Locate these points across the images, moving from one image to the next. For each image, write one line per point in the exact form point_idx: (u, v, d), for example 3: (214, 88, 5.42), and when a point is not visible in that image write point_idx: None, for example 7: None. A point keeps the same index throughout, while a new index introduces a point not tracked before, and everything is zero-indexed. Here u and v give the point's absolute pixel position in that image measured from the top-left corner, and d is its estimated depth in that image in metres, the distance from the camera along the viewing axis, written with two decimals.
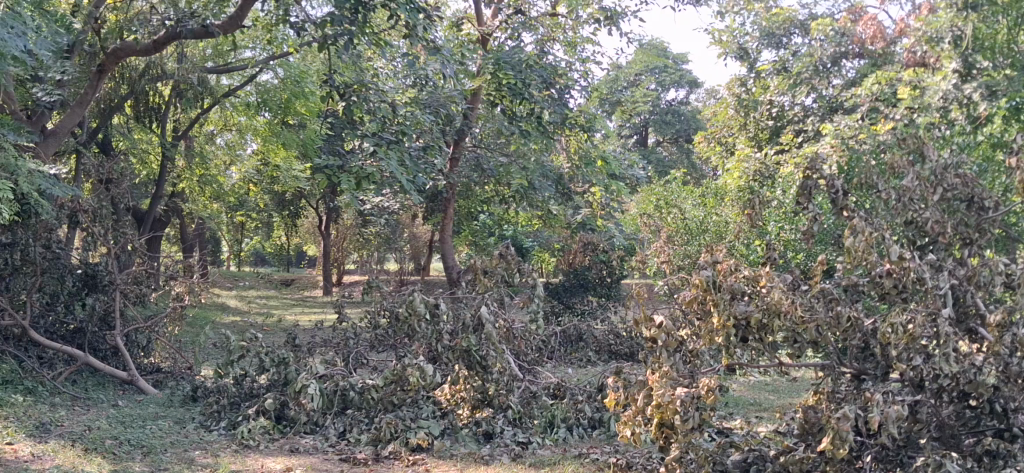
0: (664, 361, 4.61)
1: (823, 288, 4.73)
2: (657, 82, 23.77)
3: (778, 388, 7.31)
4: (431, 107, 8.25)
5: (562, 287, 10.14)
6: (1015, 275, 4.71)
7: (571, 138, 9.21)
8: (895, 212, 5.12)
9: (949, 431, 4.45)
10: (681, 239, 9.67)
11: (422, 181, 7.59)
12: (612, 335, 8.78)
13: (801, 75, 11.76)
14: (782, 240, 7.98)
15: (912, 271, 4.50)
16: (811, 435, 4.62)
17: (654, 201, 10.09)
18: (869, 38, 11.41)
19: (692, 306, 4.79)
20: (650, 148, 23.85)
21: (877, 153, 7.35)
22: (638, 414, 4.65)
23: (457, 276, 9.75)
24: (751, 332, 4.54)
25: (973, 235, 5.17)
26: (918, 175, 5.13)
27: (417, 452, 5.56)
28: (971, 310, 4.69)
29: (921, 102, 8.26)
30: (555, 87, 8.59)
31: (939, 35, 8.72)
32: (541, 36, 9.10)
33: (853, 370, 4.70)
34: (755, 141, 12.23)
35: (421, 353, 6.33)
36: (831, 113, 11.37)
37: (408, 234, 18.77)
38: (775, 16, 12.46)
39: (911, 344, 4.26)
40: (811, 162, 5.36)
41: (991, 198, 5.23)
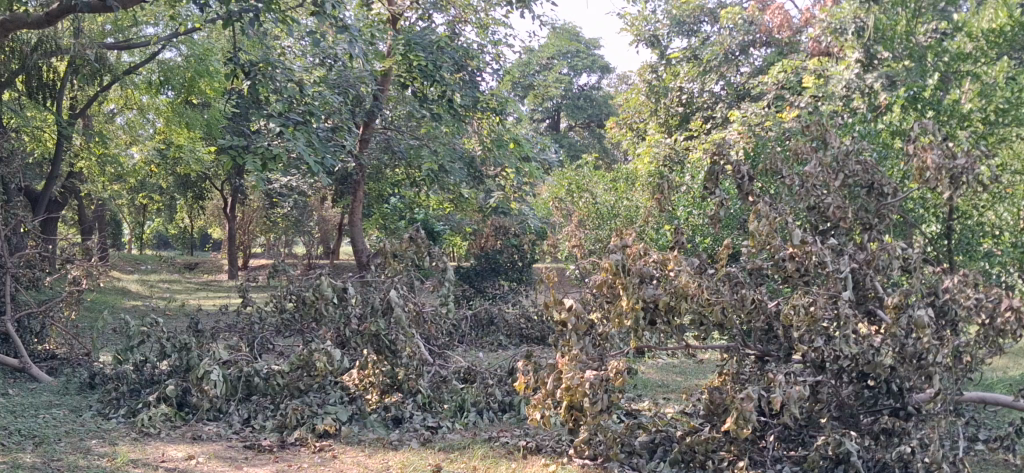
0: (574, 344, 4.62)
1: (728, 272, 4.85)
2: (570, 66, 23.91)
3: (686, 370, 7.43)
4: (340, 87, 8.29)
5: (473, 271, 9.83)
6: (911, 259, 4.86)
7: (483, 121, 9.13)
8: (798, 198, 5.24)
9: (848, 411, 4.60)
10: (593, 224, 9.76)
11: (330, 163, 7.48)
12: (523, 320, 8.73)
13: (711, 63, 11.98)
14: (690, 224, 8.08)
15: (814, 255, 4.61)
16: (717, 416, 4.70)
17: (566, 185, 10.18)
18: (776, 27, 11.69)
19: (601, 289, 4.73)
20: (562, 132, 23.98)
21: (782, 139, 7.53)
22: (547, 397, 4.63)
23: (367, 259, 9.63)
24: (659, 315, 4.59)
25: (872, 220, 5.31)
26: (820, 161, 5.26)
27: (324, 439, 5.48)
28: (869, 293, 4.84)
29: (826, 89, 8.52)
30: (466, 70, 8.56)
31: (842, 25, 9.13)
32: (452, 18, 9.04)
33: (757, 353, 4.82)
34: (666, 128, 12.35)
35: (330, 338, 6.25)
36: (739, 101, 11.60)
37: (317, 217, 18.49)
38: (685, 5, 12.67)
39: (812, 326, 4.35)
40: (718, 148, 5.46)
41: (889, 184, 5.38)
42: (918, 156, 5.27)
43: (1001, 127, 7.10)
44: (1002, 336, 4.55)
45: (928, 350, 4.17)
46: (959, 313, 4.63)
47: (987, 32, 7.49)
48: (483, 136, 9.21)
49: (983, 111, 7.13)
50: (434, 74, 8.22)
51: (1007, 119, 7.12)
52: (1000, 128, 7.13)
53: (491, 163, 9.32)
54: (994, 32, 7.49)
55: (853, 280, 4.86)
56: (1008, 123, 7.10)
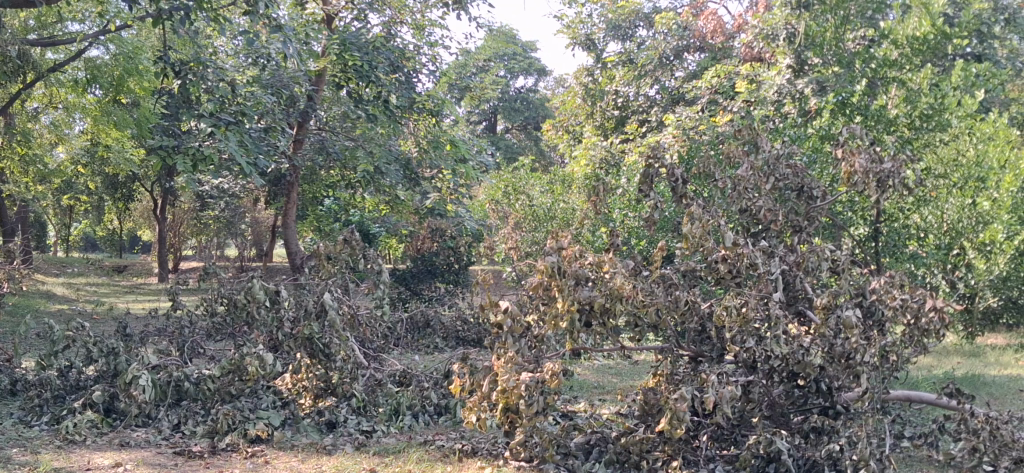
0: (510, 346, 4.58)
1: (663, 274, 4.90)
2: (506, 68, 23.99)
3: (621, 371, 7.49)
4: (273, 86, 8.18)
5: (409, 273, 9.67)
6: (839, 261, 5.02)
7: (419, 122, 9.11)
8: (731, 201, 5.33)
9: (779, 410, 4.67)
10: (529, 225, 9.80)
11: (263, 164, 7.38)
12: (459, 322, 8.76)
13: (645, 67, 12.10)
14: (626, 226, 8.13)
15: (746, 257, 4.68)
16: (651, 416, 4.74)
17: (502, 187, 10.18)
18: (710, 32, 12.11)
19: (537, 292, 4.69)
20: (498, 134, 24.01)
21: (716, 143, 7.61)
22: (483, 400, 4.61)
23: (301, 261, 9.52)
24: (594, 317, 4.58)
25: (802, 222, 5.43)
26: (753, 165, 5.34)
27: (256, 444, 5.40)
28: (800, 294, 4.93)
29: (759, 95, 8.64)
30: (403, 70, 8.49)
31: (773, 32, 9.12)
32: (387, 18, 8.99)
33: (690, 353, 4.90)
34: (601, 131, 12.43)
35: (262, 342, 6.15)
36: (673, 105, 11.75)
37: (250, 218, 18.22)
38: (620, 9, 12.75)
39: (744, 327, 4.42)
40: (652, 151, 5.50)
41: (819, 187, 5.52)
42: (846, 160, 5.37)
43: (925, 132, 7.49)
44: (926, 336, 4.68)
45: (856, 350, 4.28)
46: (886, 313, 4.74)
47: (912, 40, 7.85)
48: (419, 137, 9.18)
49: (908, 117, 7.44)
50: (369, 74, 8.21)
51: (931, 124, 7.50)
52: (925, 132, 7.51)
53: (427, 164, 9.22)
54: (918, 39, 7.83)
55: (784, 282, 4.95)
56: (931, 128, 7.50)
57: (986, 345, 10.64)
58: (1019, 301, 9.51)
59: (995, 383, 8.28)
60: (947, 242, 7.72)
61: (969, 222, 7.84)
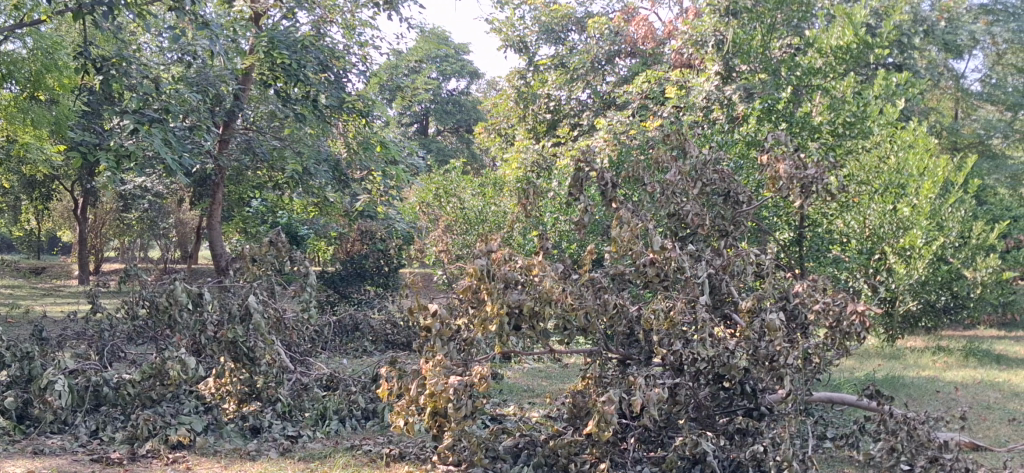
0: (438, 350, 4.55)
1: (591, 277, 4.93)
2: (438, 70, 23.93)
3: (551, 374, 7.49)
4: (199, 85, 7.94)
5: (338, 276, 9.78)
6: (763, 265, 5.11)
7: (350, 123, 9.06)
8: (659, 205, 5.39)
9: (705, 412, 4.73)
10: (460, 229, 9.76)
11: (188, 162, 7.21)
12: (389, 325, 8.69)
13: (577, 71, 12.18)
14: (557, 230, 8.12)
15: (674, 261, 4.73)
16: (579, 419, 4.76)
17: (433, 189, 10.04)
18: (641, 37, 12.10)
19: (466, 295, 4.66)
20: (430, 137, 23.90)
21: (645, 148, 7.69)
22: (411, 404, 4.56)
23: (226, 264, 9.35)
24: (524, 320, 4.56)
25: (729, 227, 5.56)
26: (681, 170, 5.41)
27: (177, 450, 5.27)
28: (726, 298, 5.01)
29: (687, 101, 8.41)
30: (332, 70, 8.39)
31: (703, 39, 9.02)
32: (317, 17, 8.86)
33: (619, 356, 4.92)
34: (533, 134, 12.30)
35: (184, 346, 6.01)
36: (605, 109, 11.78)
37: (174, 219, 17.85)
38: (554, 12, 12.86)
39: (671, 330, 4.46)
40: (583, 155, 5.54)
41: (745, 192, 5.61)
42: (771, 166, 5.49)
43: (848, 139, 7.82)
44: (847, 338, 4.79)
45: (780, 352, 4.38)
46: (808, 316, 4.84)
47: (836, 50, 8.12)
48: (349, 139, 9.11)
49: (832, 124, 7.75)
50: (297, 72, 8.02)
51: (854, 131, 7.80)
52: (847, 139, 7.82)
53: (357, 165, 9.08)
54: (842, 49, 8.10)
55: (710, 285, 5.01)
56: (853, 136, 7.81)
57: (905, 348, 10.95)
58: (936, 305, 9.77)
59: (913, 385, 8.52)
60: (868, 248, 8.18)
61: (889, 227, 8.09)
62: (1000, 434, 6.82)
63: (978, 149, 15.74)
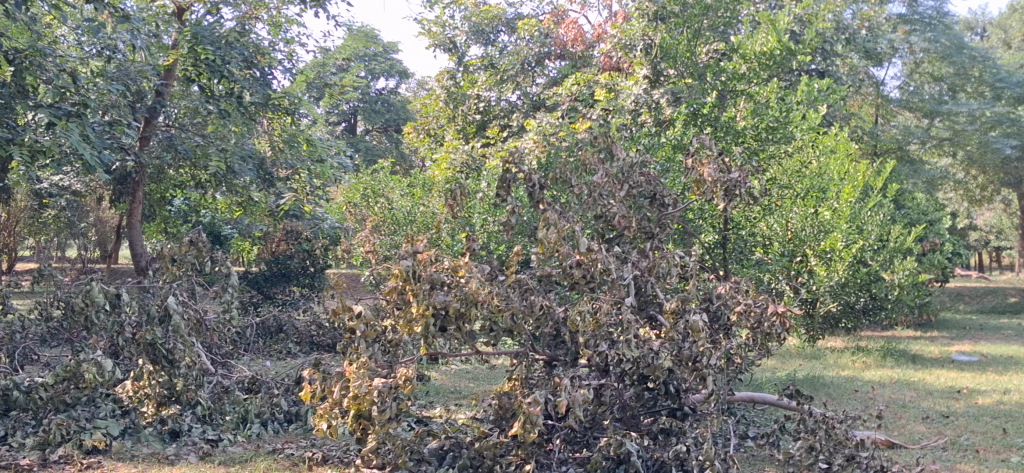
0: (362, 352, 4.49)
1: (518, 279, 4.92)
2: (367, 70, 23.81)
3: (478, 376, 7.49)
4: (119, 80, 7.78)
5: (262, 276, 10.13)
6: (687, 267, 5.16)
7: (275, 121, 8.93)
8: (586, 207, 5.44)
9: (630, 412, 4.77)
10: (388, 229, 9.67)
11: (107, 159, 7.01)
12: (314, 327, 8.69)
13: (507, 72, 12.27)
14: (486, 231, 8.08)
15: (599, 262, 4.77)
16: (505, 420, 4.76)
17: (361, 190, 9.90)
18: (570, 40, 12.12)
19: (390, 296, 4.60)
20: (358, 136, 23.74)
21: (573, 150, 7.72)
22: (334, 406, 4.50)
23: (147, 263, 9.12)
24: (450, 322, 4.55)
25: (654, 229, 5.60)
26: (608, 172, 5.44)
27: (92, 455, 5.12)
28: (650, 299, 5.08)
29: (617, 103, 8.57)
30: (257, 66, 8.28)
31: (632, 43, 9.07)
32: (243, 13, 8.68)
33: (545, 357, 4.94)
34: (463, 134, 12.21)
35: (101, 348, 5.85)
36: (535, 110, 11.85)
37: (93, 218, 17.38)
38: (483, 13, 12.86)
39: (597, 331, 4.48)
40: (511, 157, 5.54)
41: (670, 195, 5.69)
42: (696, 169, 5.57)
43: (770, 144, 7.86)
44: (768, 339, 4.90)
45: (703, 353, 4.46)
46: (731, 317, 4.91)
47: (759, 55, 8.25)
48: (274, 138, 8.97)
49: (755, 129, 7.82)
50: (221, 69, 7.93)
51: (776, 136, 7.86)
52: (770, 144, 7.88)
53: (282, 165, 8.99)
54: (765, 55, 8.23)
55: (636, 286, 5.06)
56: (776, 141, 7.87)
57: (825, 349, 11.20)
58: (856, 306, 9.99)
59: (832, 384, 8.73)
60: (790, 250, 8.30)
61: (810, 230, 8.28)
62: (914, 431, 7.01)
63: (898, 154, 16.18)
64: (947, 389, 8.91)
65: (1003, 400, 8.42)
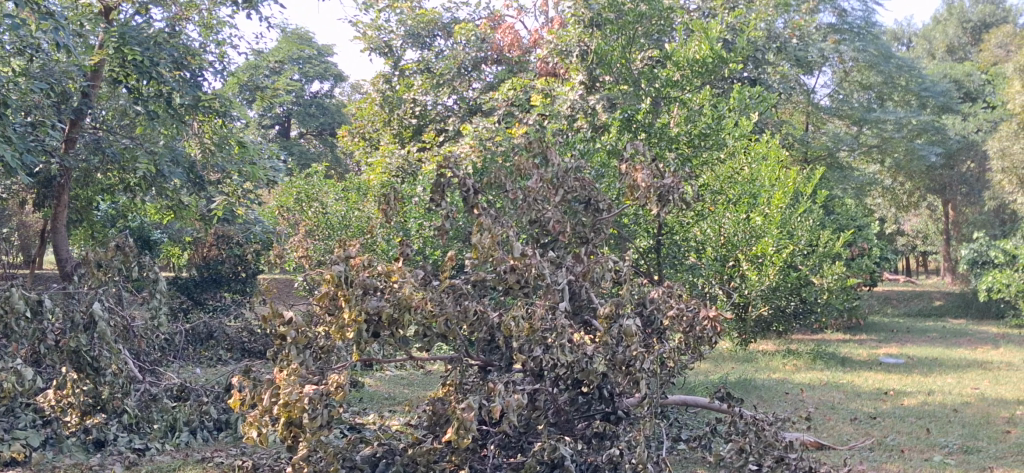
0: (293, 358, 4.43)
1: (452, 284, 4.88)
2: (301, 72, 23.55)
3: (413, 382, 7.45)
4: (43, 79, 7.56)
5: (192, 282, 10.22)
6: (621, 272, 5.18)
7: (204, 123, 8.71)
8: (520, 211, 5.40)
9: (565, 416, 4.79)
10: (323, 233, 9.68)
11: (29, 161, 6.81)
12: (245, 333, 8.50)
13: (444, 76, 12.08)
14: (421, 235, 7.98)
15: (534, 267, 4.77)
16: (439, 426, 4.70)
17: (294, 193, 9.91)
18: (507, 45, 12.53)
19: (322, 302, 4.55)
20: (292, 140, 23.47)
21: (508, 155, 7.71)
22: (263, 414, 4.36)
23: (71, 269, 8.88)
24: (382, 328, 4.48)
25: (588, 234, 5.70)
26: (542, 177, 5.46)
27: (10, 467, 4.97)
28: (584, 304, 5.11)
29: (551, 109, 8.42)
30: (187, 68, 8.14)
31: (568, 49, 9.10)
32: (173, 14, 8.56)
33: (480, 363, 4.93)
34: (398, 139, 12.14)
35: (22, 357, 5.70)
36: (471, 115, 11.85)
37: (15, 222, 16.88)
38: (420, 17, 12.76)
39: (532, 335, 4.46)
40: (446, 161, 5.50)
41: (605, 200, 5.73)
42: (630, 175, 5.61)
43: (703, 150, 7.98)
44: (700, 343, 4.99)
45: (636, 357, 4.51)
46: (664, 322, 4.92)
47: (692, 63, 8.32)
48: (204, 140, 8.71)
49: (688, 135, 7.91)
50: (149, 70, 7.74)
51: (708, 142, 7.98)
52: (703, 150, 8.00)
53: (212, 167, 8.70)
54: (697, 63, 8.30)
55: (570, 291, 5.07)
56: (708, 147, 7.98)
57: (757, 352, 11.39)
58: (786, 310, 10.22)
59: (763, 387, 8.87)
60: (722, 255, 8.51)
61: (742, 235, 8.43)
62: (842, 432, 7.16)
63: (829, 161, 16.45)
64: (874, 391, 9.12)
65: (928, 401, 8.65)
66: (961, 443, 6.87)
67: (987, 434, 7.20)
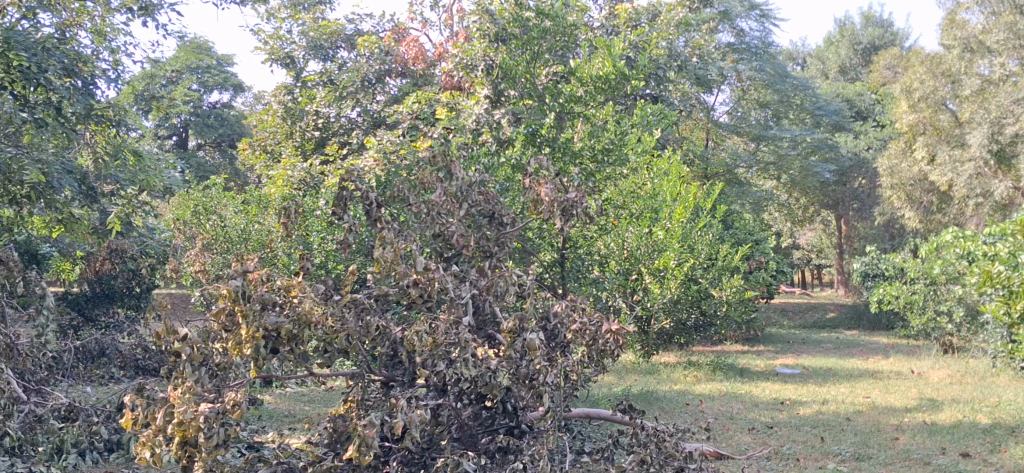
0: (188, 376, 4.23)
1: (354, 298, 4.79)
2: (200, 82, 23.01)
3: (314, 398, 7.35)
4: None
5: (84, 297, 9.99)
6: (525, 286, 5.18)
7: (97, 132, 8.35)
8: (424, 224, 5.40)
9: (468, 431, 4.76)
10: (221, 247, 9.46)
11: None
12: (139, 350, 8.28)
13: (347, 89, 12.00)
14: (323, 249, 7.89)
15: (437, 281, 4.74)
16: (340, 444, 4.62)
17: (191, 206, 9.80)
18: (411, 58, 12.42)
19: (218, 318, 4.37)
20: (190, 152, 22.91)
21: (413, 169, 7.65)
22: (156, 434, 4.18)
23: None
24: (282, 343, 4.38)
25: (492, 248, 5.62)
26: (445, 190, 5.43)
27: None
28: (488, 318, 5.08)
29: (457, 122, 8.35)
30: (78, 75, 7.86)
31: (472, 63, 9.07)
32: (63, 20, 8.24)
33: (382, 378, 4.85)
34: (301, 151, 11.94)
35: None
36: (375, 128, 11.70)
37: None
38: (322, 28, 12.64)
39: (435, 350, 4.40)
40: (348, 175, 5.43)
41: (509, 214, 5.77)
42: (533, 189, 5.61)
43: (606, 166, 8.05)
44: (602, 355, 5.02)
45: (539, 371, 4.50)
46: (567, 335, 4.96)
47: (594, 79, 8.47)
48: (97, 150, 8.31)
49: (592, 150, 7.97)
50: (37, 76, 7.37)
51: (611, 158, 8.05)
52: (606, 166, 8.06)
53: (106, 178, 8.40)
54: (600, 79, 8.47)
55: (474, 306, 5.05)
56: (611, 162, 8.06)
57: (659, 364, 11.56)
58: (687, 323, 10.51)
59: (665, 398, 9.01)
60: (625, 269, 8.69)
61: (645, 249, 8.72)
62: (740, 442, 7.32)
63: (727, 177, 16.95)
64: (772, 401, 9.36)
65: (822, 410, 8.91)
66: (854, 450, 7.10)
67: (877, 441, 7.46)
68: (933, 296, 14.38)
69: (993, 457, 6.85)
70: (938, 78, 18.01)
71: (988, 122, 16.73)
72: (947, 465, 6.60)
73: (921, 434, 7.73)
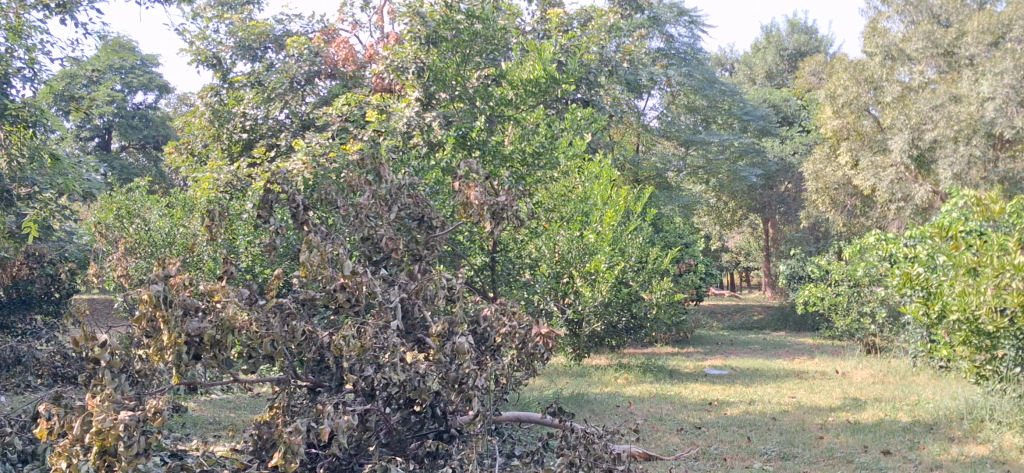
0: (107, 383, 4.08)
1: (280, 302, 4.69)
2: (123, 83, 22.50)
3: (239, 406, 7.22)
4: None
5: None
6: (454, 289, 5.15)
7: (11, 133, 7.84)
8: (353, 228, 5.30)
9: (397, 436, 4.64)
10: (145, 251, 9.32)
11: None
12: (57, 357, 8.04)
13: (275, 90, 11.84)
14: (249, 253, 7.81)
15: (364, 285, 4.65)
16: (265, 451, 4.53)
17: (114, 209, 9.60)
18: (341, 59, 12.37)
19: (139, 323, 4.25)
20: (113, 154, 22.39)
21: (342, 172, 7.56)
22: (73, 444, 4.04)
23: None
24: (205, 349, 4.25)
25: (422, 251, 5.57)
26: (374, 193, 5.36)
27: None
28: (416, 322, 5.04)
29: (387, 125, 7.79)
30: None
31: (403, 65, 8.69)
32: None
33: (309, 383, 4.78)
34: (227, 154, 11.64)
35: None
36: (304, 130, 11.56)
37: None
38: (251, 28, 12.43)
39: (362, 355, 4.36)
40: (273, 177, 5.32)
41: (438, 217, 5.72)
42: (462, 192, 5.58)
43: (537, 169, 8.09)
44: (532, 359, 4.98)
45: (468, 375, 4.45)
46: (496, 339, 4.92)
47: (525, 82, 8.58)
48: (12, 153, 7.82)
49: (522, 153, 8.00)
50: None
51: (542, 161, 8.08)
52: (536, 169, 8.09)
53: (22, 180, 8.10)
54: (531, 82, 8.58)
55: (403, 310, 5.00)
56: (542, 166, 8.10)
57: (590, 367, 11.64)
58: (618, 326, 10.58)
59: (595, 400, 9.06)
60: (557, 271, 8.68)
61: (576, 252, 8.75)
62: (668, 443, 7.39)
63: (657, 181, 17.15)
64: (700, 402, 9.47)
65: (748, 410, 9.04)
66: (779, 449, 7.21)
67: (801, 440, 7.59)
68: (856, 298, 14.74)
69: (912, 454, 7.03)
70: (860, 85, 18.29)
71: (908, 128, 17.19)
72: (869, 463, 6.75)
73: (845, 433, 7.88)
